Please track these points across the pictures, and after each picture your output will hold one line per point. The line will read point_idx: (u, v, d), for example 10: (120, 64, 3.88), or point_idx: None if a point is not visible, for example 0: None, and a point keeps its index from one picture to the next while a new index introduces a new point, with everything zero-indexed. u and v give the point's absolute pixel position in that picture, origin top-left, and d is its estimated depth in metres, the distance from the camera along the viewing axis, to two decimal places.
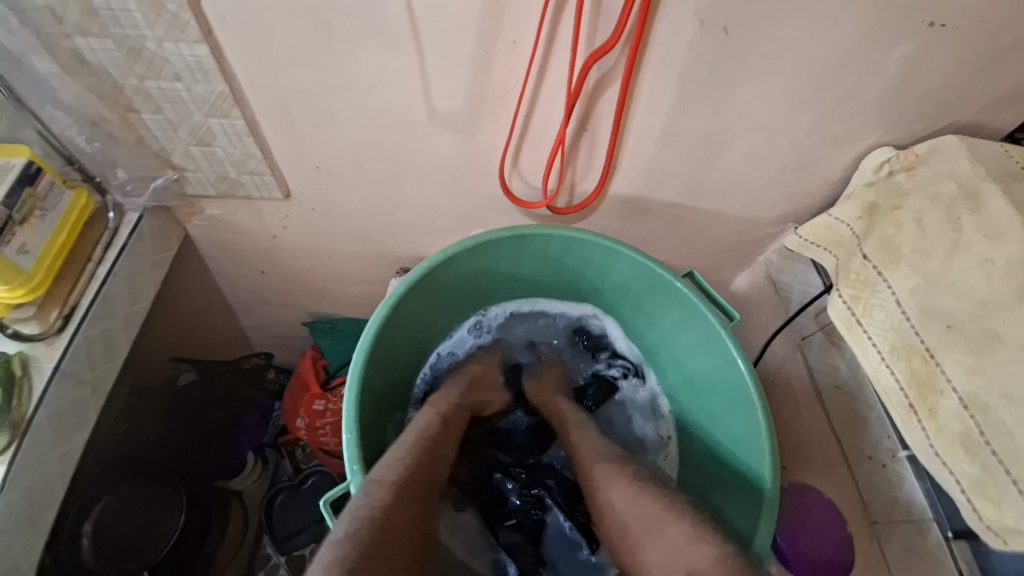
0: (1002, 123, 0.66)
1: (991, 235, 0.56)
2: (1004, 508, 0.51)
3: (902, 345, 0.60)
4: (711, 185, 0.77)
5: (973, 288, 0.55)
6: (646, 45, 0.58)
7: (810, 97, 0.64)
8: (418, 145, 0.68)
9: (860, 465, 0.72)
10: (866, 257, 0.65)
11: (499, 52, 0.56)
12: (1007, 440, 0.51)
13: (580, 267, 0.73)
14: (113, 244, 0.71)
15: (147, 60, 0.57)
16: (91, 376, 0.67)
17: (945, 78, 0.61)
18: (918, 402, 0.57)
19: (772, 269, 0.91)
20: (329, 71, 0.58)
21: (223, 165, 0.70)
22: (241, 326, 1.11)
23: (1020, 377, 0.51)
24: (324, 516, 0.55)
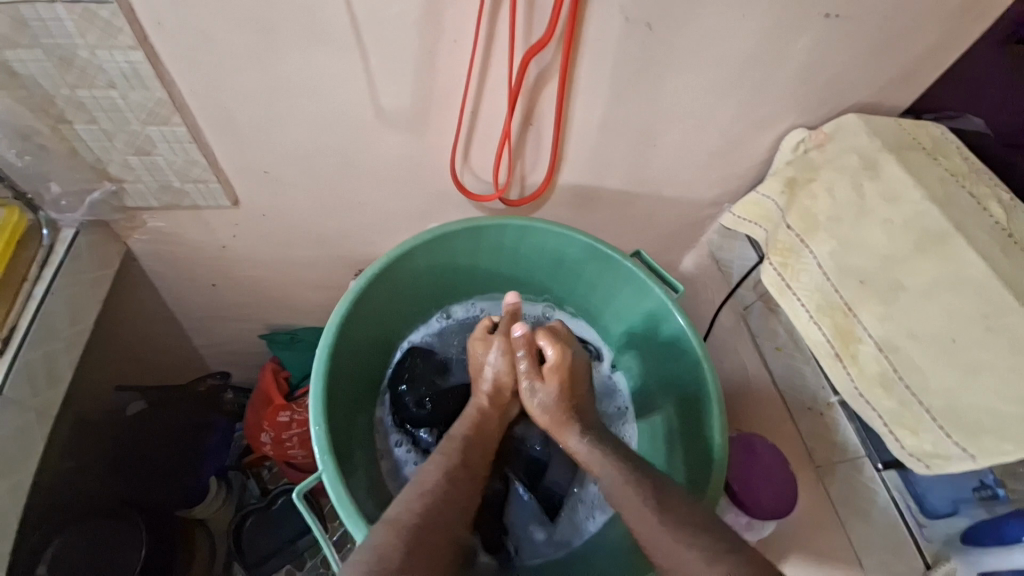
0: (892, 103, 0.75)
1: (888, 198, 0.63)
2: (921, 435, 0.58)
3: (825, 302, 0.66)
4: (652, 172, 0.83)
5: (879, 246, 0.63)
6: (579, 40, 0.62)
7: (731, 85, 0.70)
8: (369, 145, 0.69)
9: (803, 416, 0.80)
10: (790, 227, 0.71)
11: (442, 51, 0.59)
12: (916, 374, 0.58)
13: (536, 256, 0.76)
14: (50, 262, 0.68)
15: (79, 68, 0.55)
16: (35, 402, 0.64)
17: (843, 65, 0.69)
18: (842, 350, 0.64)
19: (715, 248, 0.97)
20: (273, 74, 0.59)
21: (165, 175, 0.68)
22: (194, 345, 1.07)
23: (922, 318, 0.58)
24: (300, 509, 0.56)
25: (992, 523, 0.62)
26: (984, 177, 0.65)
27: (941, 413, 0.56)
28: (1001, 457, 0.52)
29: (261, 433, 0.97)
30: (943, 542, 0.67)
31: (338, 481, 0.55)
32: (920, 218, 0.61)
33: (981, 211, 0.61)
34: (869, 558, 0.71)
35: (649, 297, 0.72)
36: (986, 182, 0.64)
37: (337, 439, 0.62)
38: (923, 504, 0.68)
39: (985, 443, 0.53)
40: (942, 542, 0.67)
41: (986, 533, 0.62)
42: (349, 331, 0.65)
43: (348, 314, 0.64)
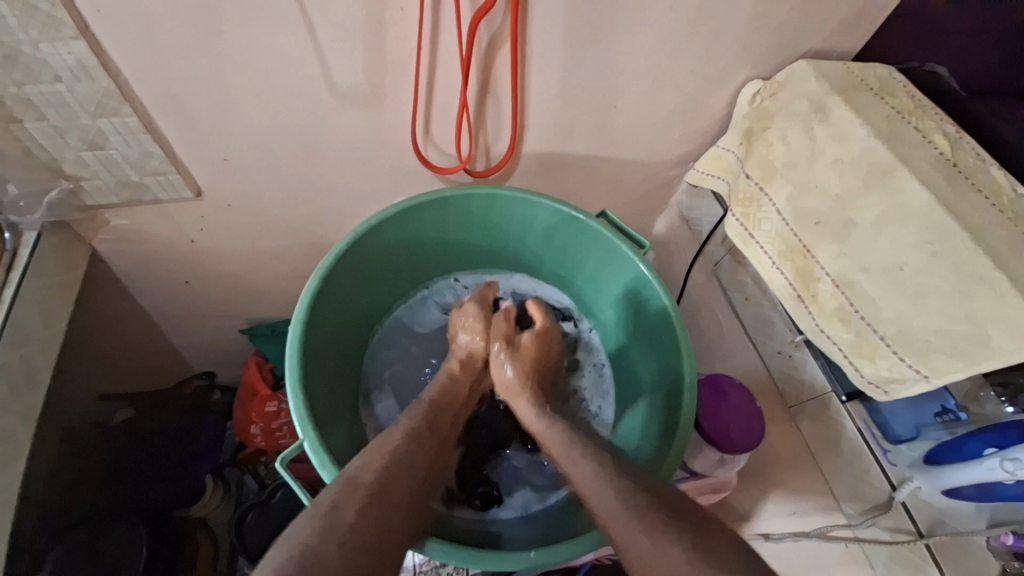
0: (841, 48, 0.77)
1: (837, 138, 0.66)
2: (878, 362, 0.60)
3: (786, 247, 0.69)
4: (616, 134, 0.84)
5: (829, 186, 0.65)
6: (527, 4, 0.62)
7: (685, 41, 0.71)
8: (328, 126, 0.69)
9: (773, 358, 0.84)
10: (750, 177, 0.73)
11: (389, 21, 0.59)
12: (871, 305, 0.61)
13: (506, 224, 0.77)
14: (15, 265, 0.69)
15: (21, 63, 0.54)
16: (15, 406, 0.64)
17: (790, 13, 0.70)
18: (804, 292, 0.67)
19: (683, 208, 0.99)
20: (221, 57, 0.58)
21: (122, 169, 0.67)
22: (175, 347, 1.06)
23: (874, 252, 0.61)
24: (285, 474, 0.59)
25: (954, 442, 0.63)
26: (930, 112, 0.67)
27: (894, 338, 0.59)
28: (951, 375, 0.55)
29: (252, 425, 0.98)
30: (907, 465, 0.69)
31: (320, 446, 0.57)
32: (866, 154, 0.63)
33: (925, 143, 0.63)
34: (840, 487, 0.75)
35: (615, 255, 0.74)
36: (932, 116, 0.67)
37: (319, 414, 0.64)
38: (887, 431, 0.69)
39: (936, 362, 0.56)
40: (906, 464, 0.69)
41: (950, 452, 0.64)
42: (321, 311, 0.66)
43: (319, 292, 0.64)
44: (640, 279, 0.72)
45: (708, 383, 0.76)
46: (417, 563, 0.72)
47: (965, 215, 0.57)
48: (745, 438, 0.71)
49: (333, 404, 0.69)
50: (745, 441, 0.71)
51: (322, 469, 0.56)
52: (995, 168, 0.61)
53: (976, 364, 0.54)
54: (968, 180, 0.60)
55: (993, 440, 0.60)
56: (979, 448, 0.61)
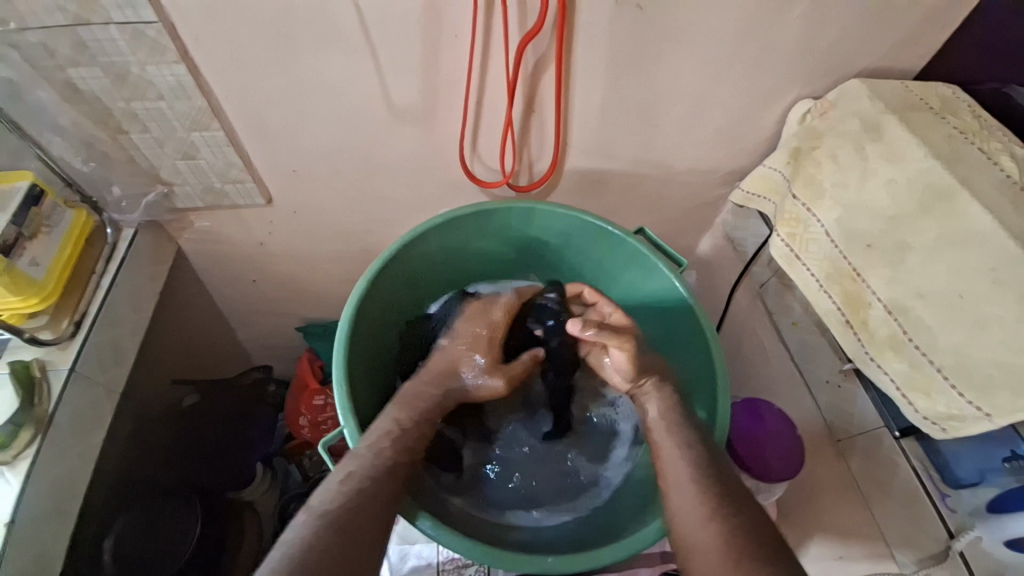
0: (900, 67, 0.74)
1: (891, 157, 0.63)
2: (934, 396, 0.57)
3: (834, 270, 0.66)
4: (659, 152, 0.84)
5: (883, 207, 0.63)
6: (572, 27, 0.65)
7: (730, 59, 0.71)
8: (384, 141, 0.75)
9: (821, 388, 0.79)
10: (796, 197, 0.72)
11: (444, 46, 0.64)
12: (926, 334, 0.57)
13: (544, 237, 0.79)
14: (113, 257, 0.77)
15: (131, 82, 0.63)
16: (103, 378, 0.72)
17: (842, 32, 0.69)
18: (853, 317, 0.64)
19: (728, 228, 0.97)
20: (296, 79, 0.66)
21: (208, 177, 0.76)
22: (239, 340, 1.16)
23: (930, 277, 0.58)
24: (323, 458, 0.63)
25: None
26: (998, 132, 0.63)
27: (952, 370, 0.55)
28: (1015, 416, 0.51)
29: (301, 416, 1.05)
30: (968, 512, 0.62)
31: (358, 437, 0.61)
32: (923, 175, 0.60)
33: (990, 164, 0.59)
34: (893, 533, 0.69)
35: (650, 271, 0.74)
36: (1000, 136, 0.63)
37: (357, 406, 0.68)
38: (946, 473, 0.64)
39: (998, 400, 0.52)
40: (967, 512, 0.62)
41: (1016, 501, 0.58)
42: (366, 310, 0.70)
43: (365, 293, 0.69)
44: (677, 296, 0.72)
45: (744, 406, 0.74)
46: (439, 561, 0.74)
47: None
48: (784, 469, 0.69)
49: (370, 397, 0.73)
50: (784, 472, 0.69)
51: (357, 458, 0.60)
52: None
53: None
54: None
55: None
56: None
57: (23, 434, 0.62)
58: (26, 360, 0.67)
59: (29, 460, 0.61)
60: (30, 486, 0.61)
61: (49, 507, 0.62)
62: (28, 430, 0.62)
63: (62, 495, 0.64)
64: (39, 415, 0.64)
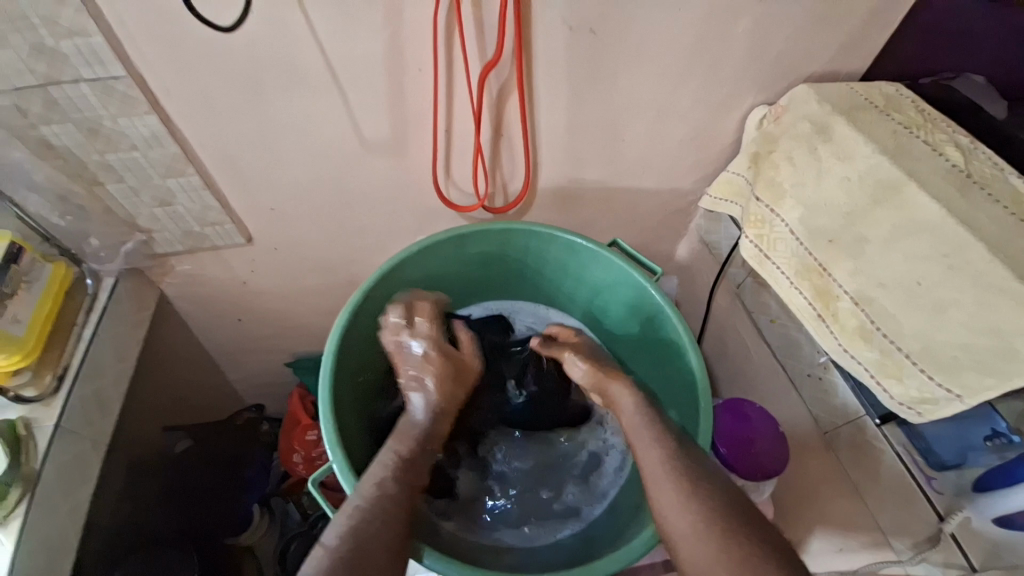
0: (846, 69, 0.78)
1: (842, 156, 0.66)
2: (906, 381, 0.59)
3: (801, 266, 0.68)
4: (627, 164, 0.87)
5: (839, 204, 0.65)
6: (531, 54, 0.69)
7: (684, 73, 0.75)
8: (359, 173, 0.77)
9: (804, 382, 0.80)
10: (759, 199, 0.74)
11: (409, 80, 0.67)
12: (891, 322, 0.59)
13: (521, 255, 0.81)
14: (95, 307, 0.77)
15: (105, 136, 0.65)
16: (88, 431, 0.71)
17: (786, 41, 0.73)
18: (824, 310, 0.66)
19: (702, 232, 1.00)
20: (267, 121, 0.68)
21: (186, 221, 0.77)
22: (227, 380, 1.15)
23: (890, 266, 0.60)
24: (313, 495, 0.63)
25: (1004, 467, 0.59)
26: (941, 123, 0.67)
27: (920, 355, 0.57)
28: (984, 394, 0.53)
29: (293, 453, 1.04)
30: (955, 494, 0.64)
31: (347, 470, 0.61)
32: (873, 170, 0.63)
33: (936, 156, 0.62)
34: (886, 520, 0.71)
35: (627, 281, 0.76)
36: (943, 128, 0.66)
37: (344, 438, 0.68)
38: (929, 456, 0.65)
39: (966, 380, 0.54)
40: (953, 493, 0.64)
41: (998, 477, 0.59)
42: (349, 342, 0.71)
43: (348, 324, 0.70)
44: (653, 304, 0.74)
45: (729, 408, 0.77)
46: None
47: (980, 224, 0.56)
48: (774, 457, 0.72)
49: (356, 427, 0.72)
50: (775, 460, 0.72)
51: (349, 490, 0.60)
52: (1015, 177, 0.60)
53: (1008, 380, 0.51)
54: (983, 189, 0.59)
55: None
56: None
57: (11, 492, 0.61)
58: (10, 419, 0.66)
59: (20, 519, 0.61)
60: (23, 544, 0.60)
61: (40, 565, 0.61)
62: (17, 488, 0.61)
63: (53, 552, 0.63)
64: (26, 472, 0.63)
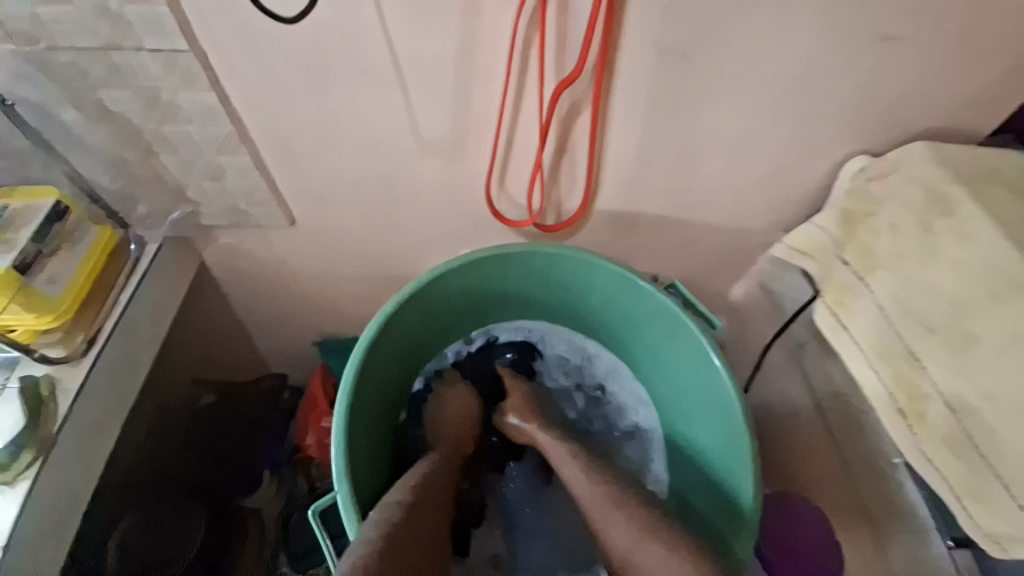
0: (974, 127, 0.67)
1: (959, 237, 0.56)
2: (998, 512, 0.51)
3: (886, 351, 0.60)
4: (697, 198, 0.79)
5: (947, 290, 0.56)
6: (612, 70, 0.62)
7: (781, 110, 0.67)
8: (410, 173, 0.73)
9: (863, 472, 0.72)
10: (847, 265, 0.66)
11: (475, 85, 0.62)
12: (993, 441, 0.51)
13: (566, 282, 0.75)
14: (136, 272, 0.77)
15: (162, 107, 0.63)
16: (113, 394, 0.72)
17: (909, 88, 0.63)
18: (907, 407, 0.58)
19: (766, 278, 0.91)
20: (322, 109, 0.65)
21: (232, 198, 0.76)
22: (256, 348, 1.17)
23: (999, 376, 0.51)
24: (311, 525, 0.61)
25: None
26: None
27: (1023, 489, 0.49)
28: None
29: (307, 435, 1.04)
30: None
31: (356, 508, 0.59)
32: (993, 260, 0.53)
33: None
34: None
35: (679, 332, 0.69)
36: None
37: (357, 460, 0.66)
38: None
39: None
40: None
41: None
42: (372, 359, 0.68)
43: (374, 339, 0.66)
44: (705, 366, 0.67)
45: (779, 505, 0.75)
46: None
47: None
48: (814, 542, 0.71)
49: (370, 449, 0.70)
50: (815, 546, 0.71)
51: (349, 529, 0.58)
52: None
53: None
54: None
55: None
56: None
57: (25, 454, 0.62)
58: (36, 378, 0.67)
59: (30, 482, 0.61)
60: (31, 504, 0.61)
61: (47, 526, 0.62)
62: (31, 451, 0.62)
63: (65, 510, 0.64)
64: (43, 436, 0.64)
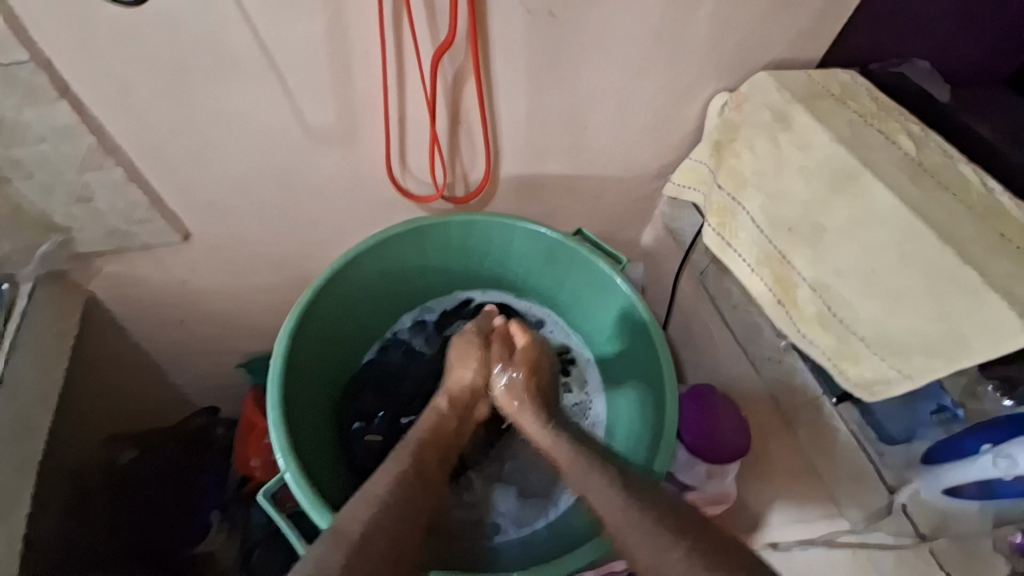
0: (805, 57, 0.78)
1: (802, 145, 0.66)
2: (860, 365, 0.60)
3: (762, 254, 0.69)
4: (592, 152, 0.85)
5: (800, 194, 0.65)
6: (486, 35, 0.65)
7: (648, 60, 0.73)
8: (308, 165, 0.71)
9: (764, 365, 0.82)
10: (721, 188, 0.74)
11: (356, 65, 0.62)
12: (848, 309, 0.60)
13: (484, 247, 0.78)
14: (14, 315, 0.73)
15: (6, 128, 0.57)
16: (13, 458, 0.66)
17: (749, 27, 0.72)
18: (784, 297, 0.66)
19: (666, 219, 0.99)
20: (197, 108, 0.61)
21: (109, 220, 0.69)
22: (176, 385, 1.08)
23: (846, 254, 0.61)
24: (264, 506, 0.62)
25: (951, 442, 0.62)
26: (894, 113, 0.68)
27: (875, 340, 0.58)
28: (932, 373, 0.55)
29: (250, 459, 0.99)
30: (904, 466, 0.66)
31: (303, 482, 0.59)
32: (831, 160, 0.64)
33: (890, 144, 0.64)
34: (840, 493, 0.73)
35: (591, 273, 0.75)
36: (896, 117, 0.68)
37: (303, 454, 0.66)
38: (881, 431, 0.67)
39: (916, 362, 0.56)
40: (902, 466, 0.66)
41: (946, 451, 0.62)
42: (301, 348, 0.68)
43: (297, 330, 0.66)
44: (616, 293, 0.74)
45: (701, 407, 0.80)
46: None
47: (933, 215, 0.57)
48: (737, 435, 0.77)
49: (311, 428, 0.71)
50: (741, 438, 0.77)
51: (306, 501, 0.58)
52: (964, 164, 0.62)
53: (956, 362, 0.53)
54: (934, 178, 0.60)
55: (992, 438, 0.58)
56: (976, 445, 0.60)
57: None
58: None
59: None
60: None
61: None
62: None
63: None
64: None
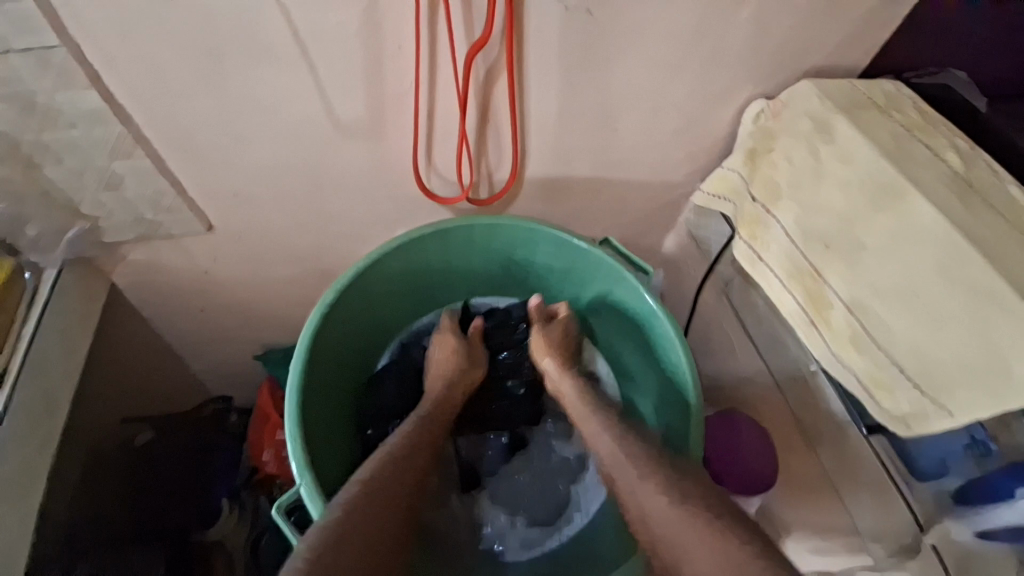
0: (845, 64, 0.75)
1: (844, 159, 0.64)
2: (896, 393, 0.58)
3: (795, 269, 0.67)
4: (619, 155, 0.83)
5: (839, 208, 0.63)
6: (521, 33, 0.63)
7: (682, 63, 0.71)
8: (334, 158, 0.71)
9: (789, 384, 0.79)
10: (755, 199, 0.73)
11: (387, 58, 0.61)
12: (885, 332, 0.58)
13: (508, 249, 0.76)
14: (37, 301, 0.72)
15: (39, 113, 0.57)
16: (34, 437, 0.65)
17: (788, 32, 0.70)
18: (815, 316, 0.64)
19: (691, 226, 0.97)
20: (227, 97, 0.61)
21: (136, 208, 0.70)
22: (192, 372, 1.09)
23: (886, 274, 0.58)
24: (278, 523, 0.58)
25: (983, 481, 0.59)
26: (940, 126, 0.65)
27: (911, 367, 0.56)
28: (974, 411, 0.52)
29: (265, 450, 0.99)
30: (935, 506, 0.64)
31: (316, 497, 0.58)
32: (872, 175, 0.61)
33: (937, 160, 0.61)
34: (865, 523, 0.70)
35: (617, 282, 0.73)
36: (942, 131, 0.65)
37: (312, 456, 0.64)
38: (912, 465, 0.65)
39: (957, 396, 0.53)
40: (933, 505, 0.64)
41: (977, 494, 0.60)
42: (320, 348, 0.67)
43: (320, 327, 0.65)
44: (640, 303, 0.71)
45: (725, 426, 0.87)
46: None
47: (979, 235, 0.55)
48: (764, 462, 0.82)
49: (325, 430, 0.70)
50: (769, 466, 0.82)
51: (316, 517, 0.56)
52: (1013, 185, 0.59)
53: (1001, 398, 0.51)
54: (982, 197, 0.58)
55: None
56: (1011, 488, 0.57)
57: None
58: None
59: None
60: None
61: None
62: None
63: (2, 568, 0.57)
64: None
